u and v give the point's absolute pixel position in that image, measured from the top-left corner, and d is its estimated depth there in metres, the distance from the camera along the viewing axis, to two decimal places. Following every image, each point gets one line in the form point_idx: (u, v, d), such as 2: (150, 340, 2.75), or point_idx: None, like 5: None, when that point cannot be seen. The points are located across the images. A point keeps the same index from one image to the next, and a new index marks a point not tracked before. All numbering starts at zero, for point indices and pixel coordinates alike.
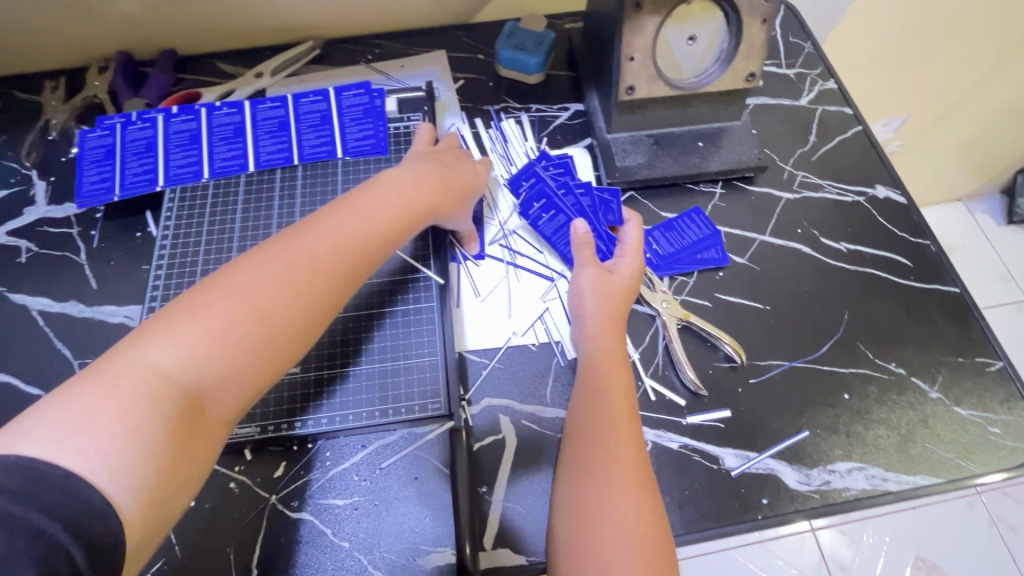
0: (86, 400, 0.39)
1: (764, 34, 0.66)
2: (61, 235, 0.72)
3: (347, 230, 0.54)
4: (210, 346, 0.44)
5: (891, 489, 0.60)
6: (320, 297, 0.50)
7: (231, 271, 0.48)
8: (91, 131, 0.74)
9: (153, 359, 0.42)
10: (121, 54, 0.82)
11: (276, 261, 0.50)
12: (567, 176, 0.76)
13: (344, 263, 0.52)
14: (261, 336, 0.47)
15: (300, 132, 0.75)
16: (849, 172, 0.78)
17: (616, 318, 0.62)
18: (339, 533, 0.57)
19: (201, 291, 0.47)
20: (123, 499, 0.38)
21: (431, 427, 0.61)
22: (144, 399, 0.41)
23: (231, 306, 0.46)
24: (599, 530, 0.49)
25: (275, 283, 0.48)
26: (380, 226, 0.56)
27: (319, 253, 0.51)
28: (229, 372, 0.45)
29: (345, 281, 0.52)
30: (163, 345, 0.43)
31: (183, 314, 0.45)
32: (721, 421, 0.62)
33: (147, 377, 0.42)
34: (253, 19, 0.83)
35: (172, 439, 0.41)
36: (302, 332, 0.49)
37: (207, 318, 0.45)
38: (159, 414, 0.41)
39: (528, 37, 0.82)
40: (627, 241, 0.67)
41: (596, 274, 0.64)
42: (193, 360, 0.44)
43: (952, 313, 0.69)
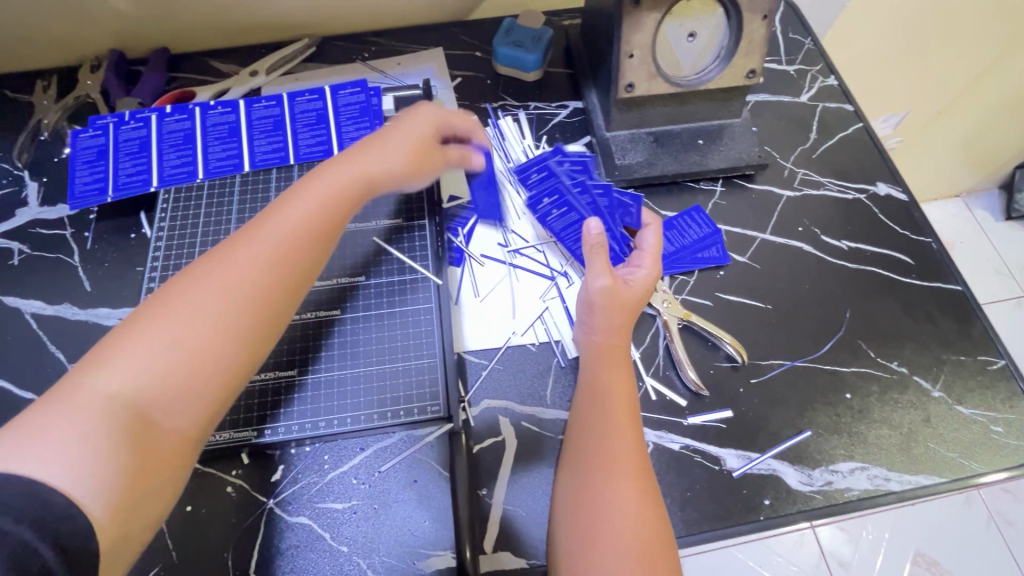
0: (36, 424, 0.39)
1: (764, 31, 0.65)
2: (54, 236, 0.71)
3: (292, 224, 0.53)
4: (159, 356, 0.44)
5: (894, 489, 0.59)
6: (269, 290, 0.50)
7: (173, 286, 0.48)
8: (83, 131, 0.73)
9: (100, 378, 0.42)
10: (112, 52, 0.80)
11: (219, 266, 0.49)
12: (583, 174, 0.74)
13: (291, 250, 0.52)
14: (211, 336, 0.46)
15: (295, 131, 0.74)
16: (850, 169, 0.77)
17: (624, 327, 0.61)
18: (338, 537, 0.56)
19: (143, 310, 0.47)
20: (90, 502, 0.38)
21: (430, 429, 0.61)
22: (94, 414, 0.40)
23: (177, 316, 0.46)
24: (602, 533, 0.49)
25: (217, 286, 0.48)
26: (323, 212, 0.55)
27: (263, 250, 0.51)
28: (183, 376, 0.44)
29: (296, 270, 0.52)
30: (108, 365, 0.43)
31: (127, 332, 0.45)
32: (722, 421, 0.62)
33: (95, 395, 0.41)
34: (247, 17, 0.82)
35: (131, 446, 0.41)
36: (257, 324, 0.49)
37: (153, 332, 0.45)
38: (114, 425, 0.41)
39: (526, 34, 0.82)
40: (647, 249, 0.66)
41: (610, 286, 0.61)
42: (142, 372, 0.43)
43: (954, 311, 0.68)
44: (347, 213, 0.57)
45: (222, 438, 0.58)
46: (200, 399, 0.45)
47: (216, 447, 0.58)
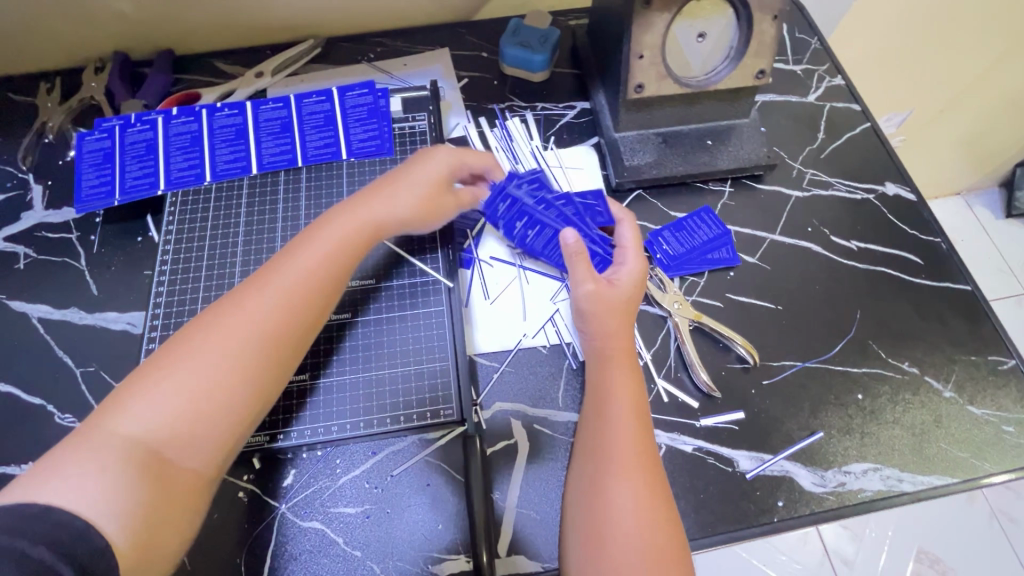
0: (62, 465, 0.42)
1: (774, 31, 0.65)
2: (60, 240, 0.70)
3: (302, 265, 0.55)
4: (175, 397, 0.46)
5: (907, 490, 0.59)
6: (279, 331, 0.52)
7: (189, 328, 0.50)
8: (89, 134, 0.73)
9: (121, 420, 0.44)
10: (117, 54, 0.80)
11: (232, 307, 0.51)
12: (542, 189, 0.70)
13: (301, 293, 0.54)
14: (224, 376, 0.48)
15: (303, 133, 0.74)
16: (858, 170, 0.77)
17: (623, 326, 0.60)
18: (350, 542, 0.56)
19: (160, 352, 0.49)
20: (108, 528, 0.41)
21: (442, 433, 0.60)
22: (114, 455, 0.43)
23: (191, 358, 0.48)
24: (614, 537, 0.49)
25: (230, 327, 0.50)
26: (333, 252, 0.57)
27: (275, 292, 0.53)
28: (199, 416, 0.46)
29: (306, 311, 0.53)
30: (127, 406, 0.45)
31: (145, 374, 0.47)
32: (734, 423, 0.62)
33: (117, 437, 0.44)
34: (252, 18, 0.81)
35: (148, 485, 0.43)
36: (268, 364, 0.50)
37: (171, 373, 0.47)
38: (133, 466, 0.43)
39: (533, 34, 0.81)
40: (626, 245, 0.65)
41: (595, 290, 0.61)
42: (159, 412, 0.45)
43: (964, 311, 0.68)
44: (356, 254, 0.59)
45: None
46: (214, 438, 0.47)
47: None
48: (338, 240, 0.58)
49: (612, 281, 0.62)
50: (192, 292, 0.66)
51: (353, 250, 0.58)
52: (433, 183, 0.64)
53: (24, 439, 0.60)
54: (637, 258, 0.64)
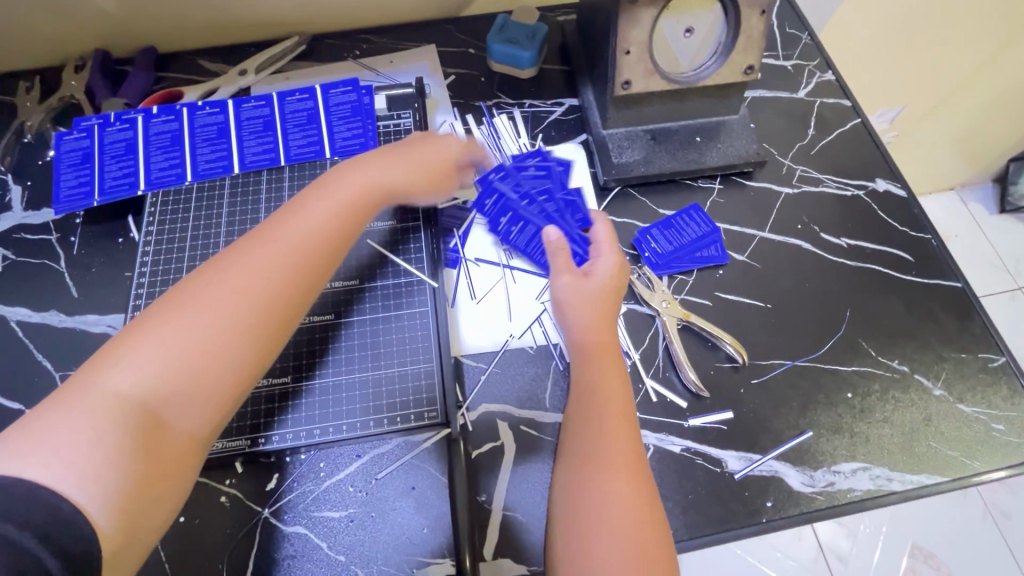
0: (48, 424, 0.39)
1: (762, 26, 0.64)
2: (39, 242, 0.69)
3: (304, 228, 0.53)
4: (173, 356, 0.44)
5: (896, 489, 0.59)
6: (280, 292, 0.50)
7: (184, 287, 0.48)
8: (67, 133, 0.71)
9: (110, 375, 0.42)
10: (98, 52, 0.78)
11: (231, 267, 0.49)
12: (544, 180, 0.72)
13: (301, 256, 0.52)
14: (223, 336, 0.46)
15: (286, 132, 0.73)
16: (849, 166, 0.77)
17: (605, 321, 0.60)
18: (334, 547, 0.55)
19: (154, 309, 0.47)
20: (94, 508, 0.37)
21: (427, 435, 0.60)
22: (107, 414, 0.40)
23: (189, 315, 0.46)
24: (598, 540, 0.48)
25: (229, 288, 0.48)
26: (335, 217, 0.56)
27: (278, 253, 0.51)
28: (195, 377, 0.45)
29: (307, 274, 0.52)
30: (119, 363, 0.43)
31: (138, 332, 0.45)
32: (723, 423, 0.61)
33: (108, 395, 0.41)
34: (234, 14, 0.80)
35: (141, 447, 0.41)
36: (269, 329, 0.49)
37: (167, 331, 0.45)
38: (126, 425, 0.41)
39: (520, 30, 0.80)
40: (602, 242, 0.65)
41: (572, 281, 0.62)
42: (154, 370, 0.43)
43: (954, 308, 0.68)
44: (359, 222, 0.57)
45: (216, 448, 0.57)
46: (209, 401, 0.45)
47: (208, 457, 0.57)
48: (341, 205, 0.56)
49: (588, 271, 0.63)
50: None
51: (355, 219, 0.57)
52: (434, 161, 0.64)
53: None
54: (612, 257, 0.64)
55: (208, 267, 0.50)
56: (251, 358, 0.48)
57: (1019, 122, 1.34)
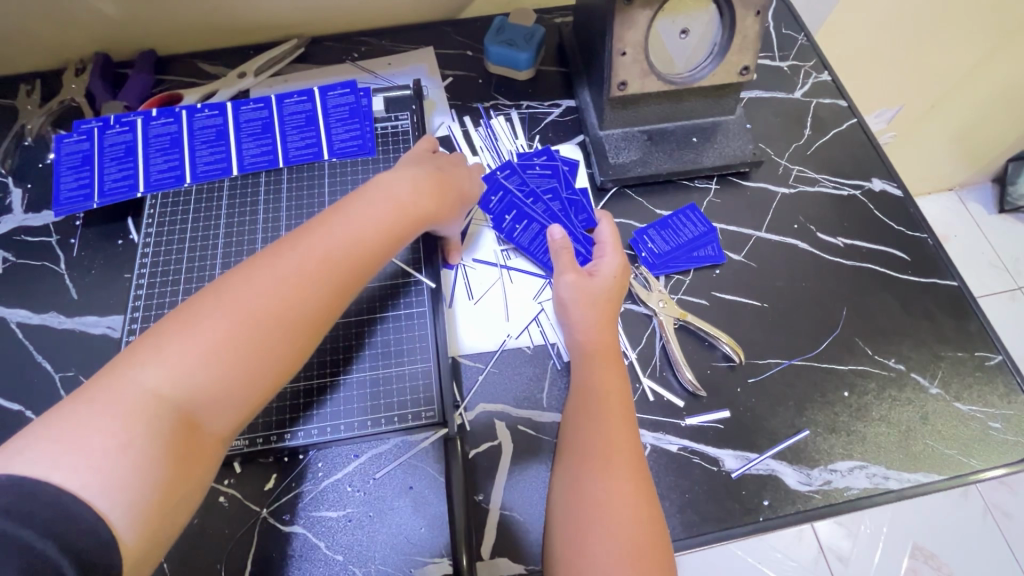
0: (81, 419, 0.38)
1: (758, 27, 0.64)
2: (40, 244, 0.70)
3: (350, 233, 0.52)
4: (211, 358, 0.43)
5: (893, 488, 0.59)
6: (317, 300, 0.48)
7: (228, 282, 0.46)
8: (67, 136, 0.72)
9: (144, 374, 0.41)
10: (99, 56, 0.79)
11: (275, 267, 0.48)
12: (551, 178, 0.74)
13: (341, 263, 0.50)
14: (263, 344, 0.45)
15: (284, 133, 0.73)
16: (845, 166, 0.77)
17: (605, 321, 0.61)
18: (333, 547, 0.55)
19: (196, 302, 0.45)
20: (116, 517, 0.36)
21: (425, 434, 0.60)
22: (142, 415, 0.39)
23: (229, 314, 0.44)
24: (595, 538, 0.48)
25: (274, 291, 0.46)
26: (381, 226, 0.54)
27: (323, 258, 0.49)
28: (232, 383, 0.43)
29: (348, 284, 0.51)
30: (157, 358, 0.41)
31: (178, 326, 0.43)
32: (720, 422, 0.61)
33: (144, 394, 0.40)
34: (233, 17, 0.80)
35: (171, 453, 0.40)
36: (303, 339, 0.47)
37: (207, 329, 0.43)
38: (159, 429, 0.40)
39: (517, 32, 0.81)
40: (607, 243, 0.66)
41: (576, 280, 0.63)
42: (189, 372, 0.42)
43: (950, 307, 0.68)
44: (403, 232, 0.56)
45: None
46: (241, 408, 0.44)
47: None
48: (387, 213, 0.55)
49: (593, 272, 0.64)
50: (171, 295, 0.65)
51: (399, 228, 0.55)
52: (467, 187, 0.65)
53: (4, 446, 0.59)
54: (617, 258, 0.65)
55: (252, 263, 0.49)
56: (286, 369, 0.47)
57: (1017, 122, 1.35)
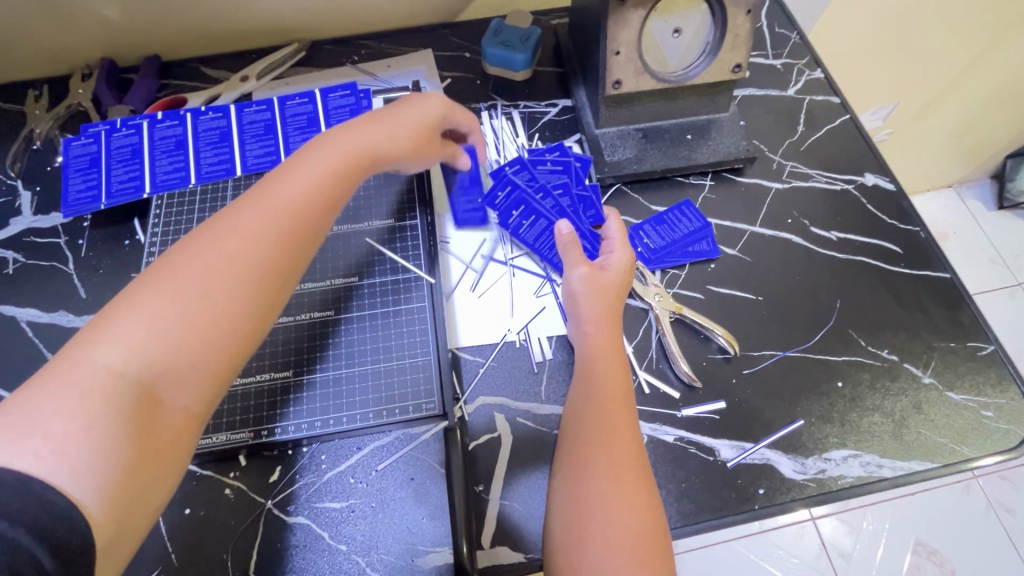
0: (32, 402, 0.38)
1: (749, 25, 0.66)
2: (49, 244, 0.71)
3: (289, 196, 0.52)
4: (159, 330, 0.43)
5: (886, 476, 0.60)
6: (269, 265, 0.49)
7: (170, 260, 0.47)
8: (75, 139, 0.73)
9: (97, 354, 0.41)
10: (104, 61, 0.81)
11: (215, 239, 0.48)
12: (562, 174, 0.73)
13: (290, 226, 0.51)
14: (211, 310, 0.45)
15: (286, 134, 0.75)
16: (838, 161, 0.78)
17: (614, 315, 0.62)
18: (336, 537, 0.56)
19: (140, 283, 0.45)
20: (89, 498, 0.37)
21: (426, 427, 0.61)
22: (94, 390, 0.39)
23: (176, 287, 0.45)
24: (590, 526, 0.50)
25: (219, 260, 0.47)
26: (318, 185, 0.54)
27: (262, 221, 0.50)
28: (184, 351, 0.44)
29: (290, 244, 0.51)
30: (105, 339, 0.41)
31: (123, 305, 0.44)
32: (716, 412, 0.62)
33: (96, 371, 0.40)
34: (235, 22, 0.82)
35: (131, 425, 0.40)
36: (257, 303, 0.48)
37: (153, 303, 0.44)
38: (115, 401, 0.40)
39: (514, 33, 0.82)
40: (614, 235, 0.67)
41: (588, 273, 0.63)
42: (144, 348, 0.42)
43: (943, 298, 0.69)
44: (344, 190, 0.56)
45: (220, 441, 0.59)
46: (199, 379, 0.44)
47: (212, 449, 0.58)
48: (328, 174, 0.55)
49: (604, 266, 0.64)
50: None
51: (338, 186, 0.56)
52: (421, 124, 0.63)
53: None
54: (624, 253, 0.65)
55: (195, 238, 0.49)
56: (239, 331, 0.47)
57: (1014, 119, 1.36)
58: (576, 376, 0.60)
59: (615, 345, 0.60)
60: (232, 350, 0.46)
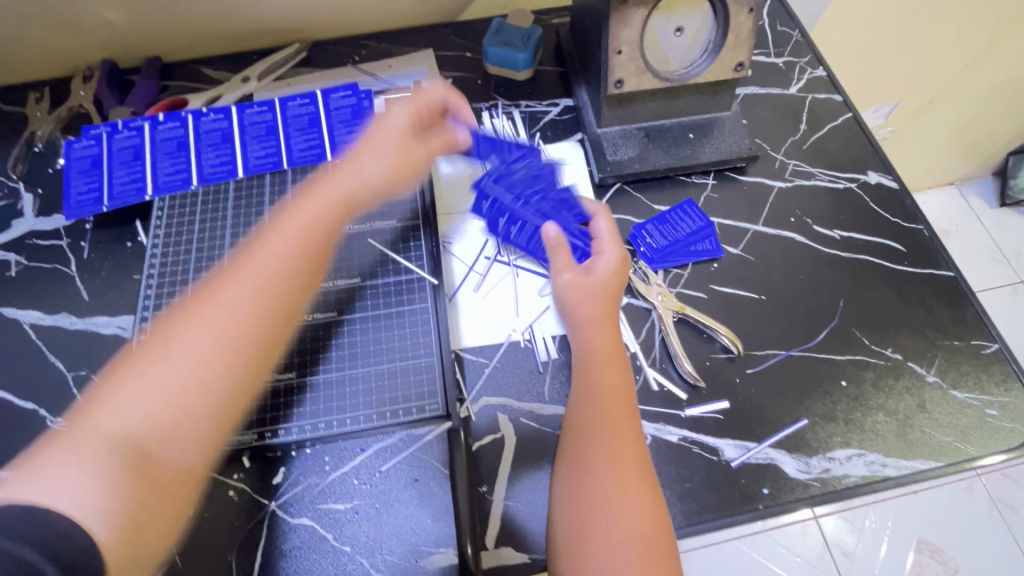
0: (46, 461, 0.45)
1: (751, 23, 0.66)
2: (51, 247, 0.71)
3: (272, 256, 0.57)
4: (154, 394, 0.49)
5: (891, 475, 0.60)
6: (242, 321, 0.53)
7: (164, 324, 0.54)
8: (77, 141, 0.73)
9: (103, 419, 0.48)
10: (105, 62, 0.81)
11: (197, 307, 0.54)
12: (541, 173, 0.71)
13: (263, 283, 0.55)
14: (195, 371, 0.50)
15: (288, 136, 0.75)
16: (840, 160, 0.78)
17: (607, 315, 0.61)
18: (340, 538, 0.56)
19: (137, 353, 0.52)
20: (94, 524, 0.42)
21: (429, 428, 0.61)
22: (94, 453, 0.45)
23: (168, 352, 0.51)
24: (593, 528, 0.50)
25: (198, 326, 0.52)
26: (303, 241, 0.59)
27: (244, 283, 0.55)
28: (175, 409, 0.49)
29: (268, 301, 0.55)
30: (112, 405, 0.48)
31: (123, 376, 0.50)
32: (719, 412, 0.62)
33: (101, 431, 0.47)
34: (236, 23, 0.82)
35: (133, 474, 0.46)
36: (237, 353, 0.52)
37: (148, 368, 0.50)
38: (114, 459, 0.46)
39: (515, 33, 0.82)
40: (604, 235, 0.66)
41: (572, 278, 0.63)
42: (143, 408, 0.48)
43: (947, 296, 0.69)
44: (318, 244, 0.60)
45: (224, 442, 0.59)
46: (185, 432, 0.49)
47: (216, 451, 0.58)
48: (299, 232, 0.60)
49: (591, 268, 0.64)
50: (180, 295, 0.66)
51: (311, 243, 0.60)
52: (392, 149, 0.67)
53: (19, 444, 0.61)
54: (614, 255, 0.65)
55: (179, 312, 0.54)
56: (234, 385, 0.52)
57: (1016, 116, 1.35)
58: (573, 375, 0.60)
59: (611, 342, 0.60)
60: (218, 408, 0.51)
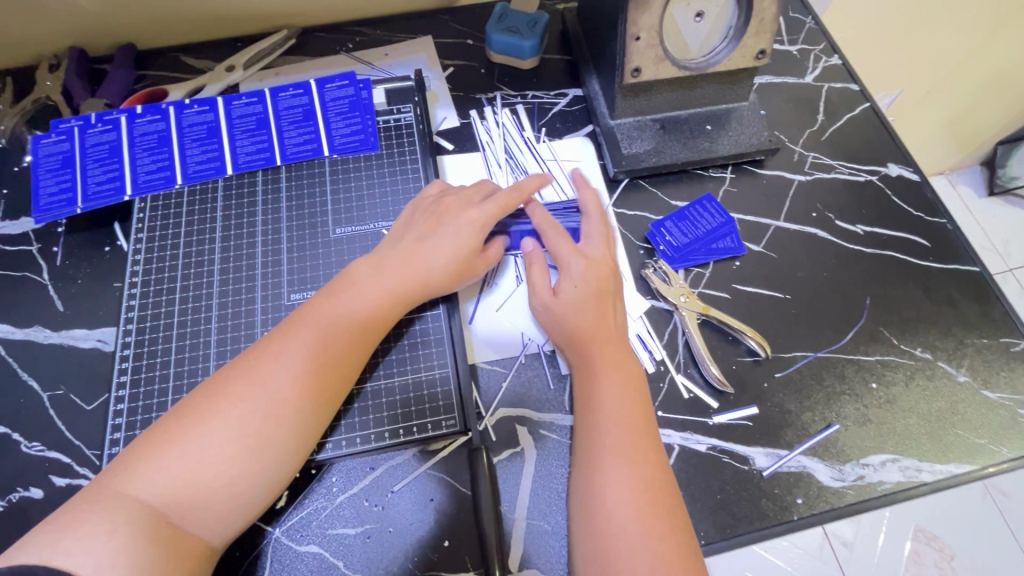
0: (76, 518, 0.42)
1: (775, 8, 0.62)
2: (20, 253, 0.65)
3: (329, 335, 0.52)
4: (191, 473, 0.45)
5: (926, 480, 0.58)
6: (295, 413, 0.49)
7: (215, 382, 0.49)
8: (45, 137, 0.67)
9: (136, 483, 0.44)
10: (75, 50, 0.74)
11: (254, 377, 0.49)
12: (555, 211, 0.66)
13: (320, 375, 0.50)
14: (239, 456, 0.46)
15: (280, 129, 0.69)
16: (860, 151, 0.75)
17: (605, 342, 0.56)
18: (351, 565, 0.52)
19: (185, 411, 0.47)
20: None
21: (445, 444, 0.57)
22: (122, 519, 0.42)
23: (213, 425, 0.46)
24: (621, 555, 0.46)
25: (246, 410, 0.47)
26: (371, 311, 0.55)
27: (301, 359, 0.50)
28: (211, 494, 0.45)
29: (327, 390, 0.51)
30: (150, 465, 0.45)
31: (168, 440, 0.46)
32: (748, 419, 0.59)
33: (139, 499, 0.43)
34: (219, 8, 0.76)
35: (160, 548, 0.42)
36: (280, 447, 0.48)
37: (195, 438, 0.46)
38: (143, 528, 0.42)
39: (520, 19, 0.77)
40: (567, 246, 0.60)
41: (547, 300, 0.59)
42: (177, 481, 0.44)
43: (973, 293, 0.67)
44: (379, 328, 0.55)
45: None
46: (218, 515, 0.46)
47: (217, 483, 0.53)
48: (362, 316, 0.54)
49: (558, 287, 0.59)
50: (167, 305, 0.61)
51: (372, 330, 0.55)
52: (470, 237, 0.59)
53: None
54: (581, 265, 0.59)
55: (227, 375, 0.49)
56: (270, 472, 0.47)
57: (1009, 106, 1.35)
58: (578, 399, 0.55)
59: (622, 362, 0.56)
60: (250, 496, 0.47)
